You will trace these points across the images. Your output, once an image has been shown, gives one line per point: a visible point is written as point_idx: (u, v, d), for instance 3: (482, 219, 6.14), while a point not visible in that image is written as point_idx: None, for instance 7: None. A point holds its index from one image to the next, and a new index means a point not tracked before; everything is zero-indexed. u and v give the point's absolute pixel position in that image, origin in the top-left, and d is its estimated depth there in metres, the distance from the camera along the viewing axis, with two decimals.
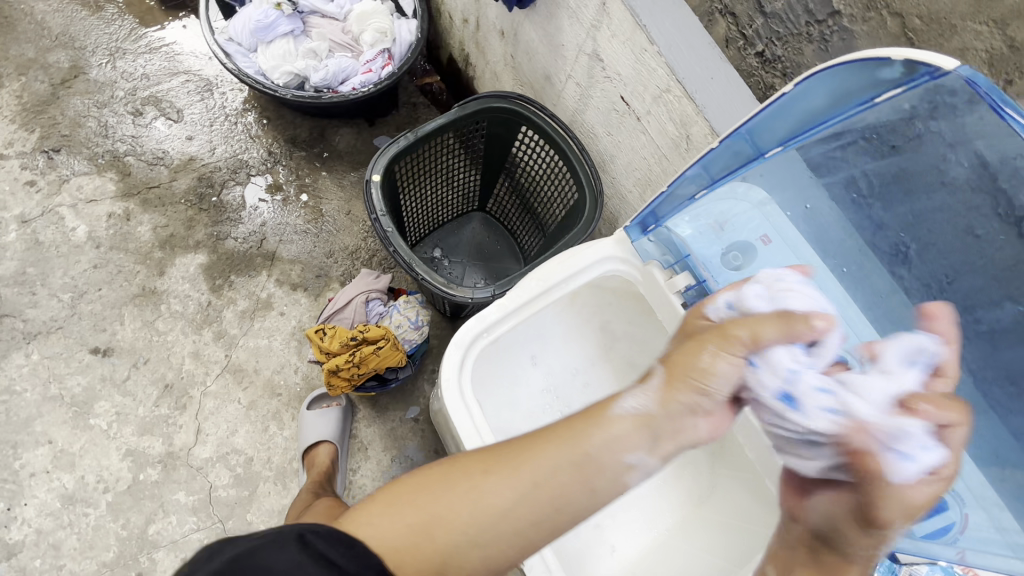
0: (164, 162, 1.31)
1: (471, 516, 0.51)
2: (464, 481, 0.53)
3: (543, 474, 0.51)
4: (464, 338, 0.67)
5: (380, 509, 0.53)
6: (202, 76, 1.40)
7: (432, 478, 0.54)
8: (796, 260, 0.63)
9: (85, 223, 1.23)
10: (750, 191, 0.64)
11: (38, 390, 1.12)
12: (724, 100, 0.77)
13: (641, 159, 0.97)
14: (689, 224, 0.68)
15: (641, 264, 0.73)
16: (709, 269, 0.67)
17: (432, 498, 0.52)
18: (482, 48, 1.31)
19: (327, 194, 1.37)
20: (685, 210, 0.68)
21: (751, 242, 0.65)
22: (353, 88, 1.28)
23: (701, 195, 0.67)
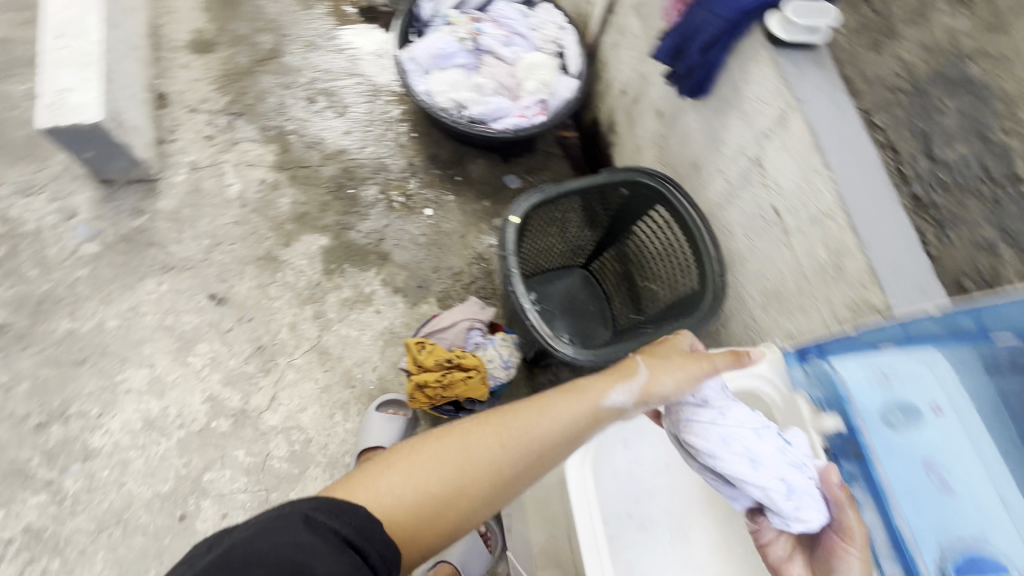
0: (320, 148, 1.44)
1: (468, 465, 0.57)
2: (466, 438, 0.58)
3: (534, 428, 0.60)
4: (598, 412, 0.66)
5: (385, 478, 0.55)
6: (374, 82, 1.54)
7: (404, 456, 0.57)
8: (966, 446, 0.58)
9: (240, 183, 1.36)
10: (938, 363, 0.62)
11: (156, 317, 1.22)
12: (889, 241, 0.77)
13: (775, 272, 0.96)
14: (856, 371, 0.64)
15: (787, 392, 0.68)
16: (867, 421, 0.61)
17: (430, 450, 0.57)
18: (632, 120, 1.36)
19: (448, 214, 1.45)
20: (860, 356, 0.64)
21: (919, 410, 0.60)
22: (505, 127, 1.35)
23: (886, 351, 0.64)
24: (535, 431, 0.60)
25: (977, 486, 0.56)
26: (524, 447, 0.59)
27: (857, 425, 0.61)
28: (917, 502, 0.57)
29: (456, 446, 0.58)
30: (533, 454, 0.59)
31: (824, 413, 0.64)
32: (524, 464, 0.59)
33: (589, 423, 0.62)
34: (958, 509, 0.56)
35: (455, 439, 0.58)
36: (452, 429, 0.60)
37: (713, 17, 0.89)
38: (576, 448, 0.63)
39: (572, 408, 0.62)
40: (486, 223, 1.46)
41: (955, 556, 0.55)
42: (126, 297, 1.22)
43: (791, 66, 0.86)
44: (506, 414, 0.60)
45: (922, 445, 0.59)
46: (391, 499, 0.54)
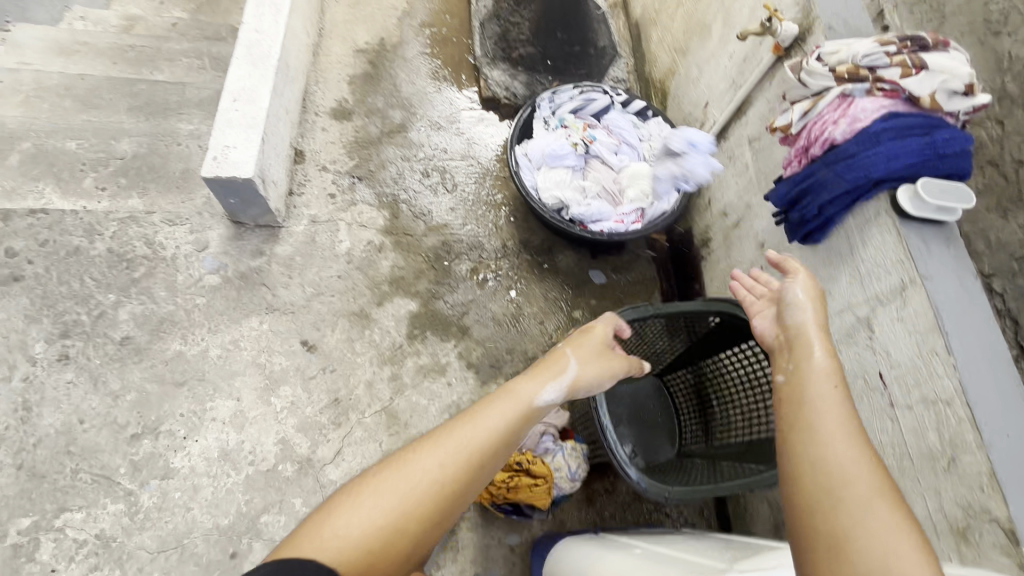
0: (425, 218, 1.55)
1: (416, 485, 0.74)
2: (407, 468, 0.75)
3: (467, 441, 0.80)
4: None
5: (349, 513, 0.70)
6: (484, 165, 1.65)
7: (369, 489, 0.73)
8: None
9: (349, 240, 1.48)
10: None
11: (252, 353, 1.31)
12: (1018, 451, 0.71)
13: (873, 440, 0.91)
14: None
15: None
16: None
17: (390, 481, 0.74)
18: (730, 243, 1.37)
19: (532, 300, 1.49)
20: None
21: None
22: (602, 230, 1.41)
23: None
24: (468, 443, 0.79)
25: None
26: (460, 457, 0.78)
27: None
28: None
29: (400, 474, 0.74)
30: (473, 461, 0.78)
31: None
32: (464, 470, 0.77)
33: (512, 431, 0.84)
34: None
35: (397, 470, 0.75)
36: (393, 463, 0.76)
37: (837, 178, 0.90)
38: (511, 447, 0.85)
39: (501, 415, 0.85)
40: (566, 314, 1.50)
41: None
42: (231, 330, 1.33)
43: (916, 240, 0.85)
44: (438, 436, 0.80)
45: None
46: (354, 532, 0.68)
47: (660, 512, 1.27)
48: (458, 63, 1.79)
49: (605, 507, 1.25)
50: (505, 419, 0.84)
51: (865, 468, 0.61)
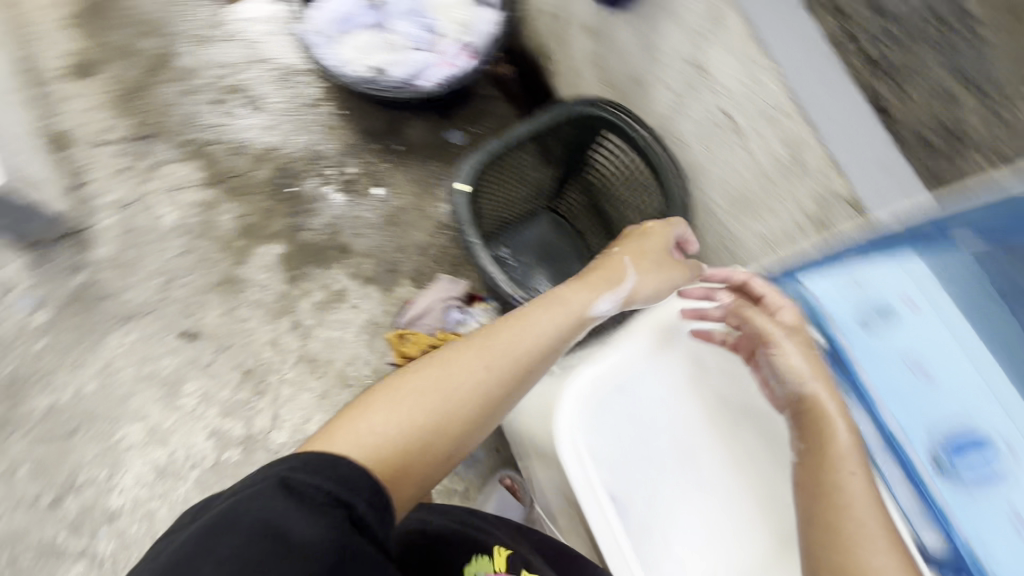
0: (245, 151, 1.35)
1: (454, 390, 0.59)
2: (444, 369, 0.60)
3: (515, 347, 0.64)
4: (577, 385, 0.71)
5: (372, 420, 0.55)
6: (282, 64, 1.41)
7: (396, 394, 0.57)
8: (947, 334, 0.61)
9: (174, 210, 1.29)
10: (911, 263, 0.64)
11: (133, 369, 1.19)
12: (844, 119, 0.72)
13: (738, 177, 0.92)
14: (826, 282, 0.68)
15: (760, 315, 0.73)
16: (845, 333, 0.65)
17: (428, 386, 0.58)
18: (564, 43, 1.26)
19: (399, 189, 1.38)
20: (827, 273, 0.69)
21: (891, 303, 0.64)
22: (433, 82, 1.25)
23: (852, 259, 0.67)
24: (513, 350, 0.64)
25: (952, 363, 0.60)
26: (504, 369, 0.62)
27: (835, 335, 0.65)
28: (903, 399, 0.61)
29: (444, 371, 0.60)
30: (514, 367, 0.63)
31: (806, 331, 0.68)
32: (500, 382, 0.62)
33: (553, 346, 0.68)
34: (942, 394, 0.60)
35: (442, 365, 0.60)
36: (434, 360, 0.62)
37: None
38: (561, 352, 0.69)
39: (549, 318, 0.69)
40: (439, 187, 1.40)
41: (943, 441, 0.59)
42: (96, 358, 1.18)
43: None
44: (486, 337, 0.65)
45: (901, 342, 0.63)
46: (379, 445, 0.53)
47: None
48: None
49: None
50: (549, 330, 0.68)
51: (874, 512, 0.53)
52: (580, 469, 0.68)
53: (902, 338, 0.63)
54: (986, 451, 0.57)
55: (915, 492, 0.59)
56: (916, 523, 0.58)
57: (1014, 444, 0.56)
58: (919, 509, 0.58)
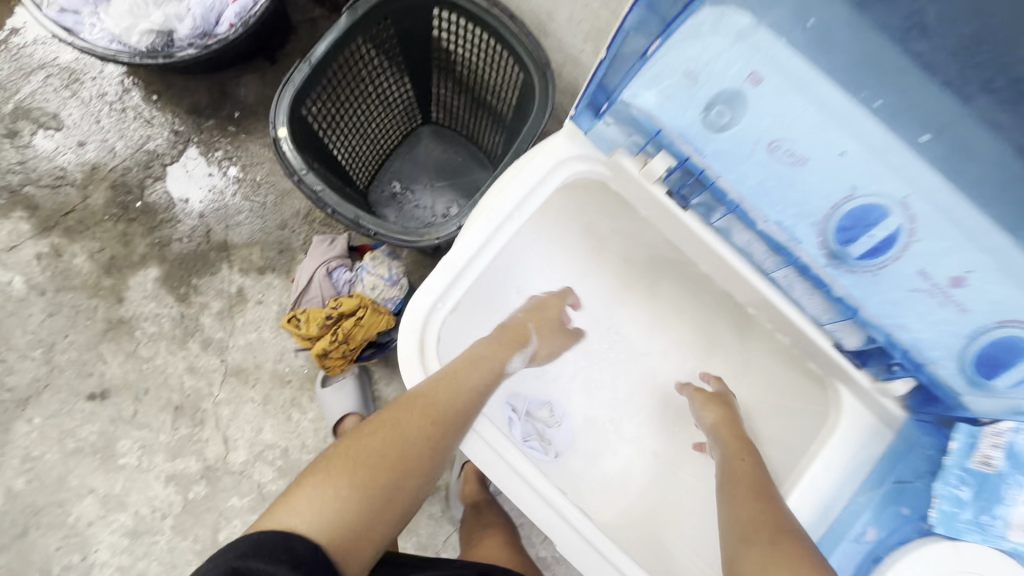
0: (67, 180, 1.16)
1: (402, 456, 0.54)
2: (393, 431, 0.55)
3: (458, 401, 0.59)
4: (411, 323, 0.60)
5: (324, 493, 0.49)
6: (62, 66, 1.18)
7: (345, 461, 0.52)
8: (800, 98, 0.50)
9: (19, 273, 1.13)
10: (725, 20, 0.48)
11: (57, 449, 1.10)
12: None
13: (584, 8, 0.78)
14: (652, 91, 0.54)
15: (607, 153, 0.63)
16: (693, 143, 0.56)
17: (379, 450, 0.54)
18: None
19: (257, 160, 1.21)
20: (637, 76, 0.53)
21: (735, 88, 0.51)
22: (231, 24, 1.06)
23: (655, 49, 0.51)
24: (453, 409, 0.58)
25: (821, 135, 0.51)
26: (448, 431, 0.58)
27: (682, 151, 0.57)
28: (771, 192, 0.56)
29: (385, 435, 0.55)
30: (457, 424, 0.58)
31: (651, 158, 0.60)
32: (446, 442, 0.58)
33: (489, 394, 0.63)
34: (811, 172, 0.53)
35: (385, 428, 0.55)
36: (374, 424, 0.56)
37: None
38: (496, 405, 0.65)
39: (484, 371, 0.64)
40: None
41: (832, 228, 0.55)
42: (13, 452, 1.09)
43: None
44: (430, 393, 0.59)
45: (754, 128, 0.53)
46: (333, 519, 0.48)
47: None
48: None
49: None
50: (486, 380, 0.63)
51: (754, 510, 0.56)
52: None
53: (756, 123, 0.53)
54: (882, 222, 0.52)
55: (818, 290, 0.61)
56: (825, 323, 0.64)
57: (909, 200, 0.49)
58: (829, 310, 0.62)
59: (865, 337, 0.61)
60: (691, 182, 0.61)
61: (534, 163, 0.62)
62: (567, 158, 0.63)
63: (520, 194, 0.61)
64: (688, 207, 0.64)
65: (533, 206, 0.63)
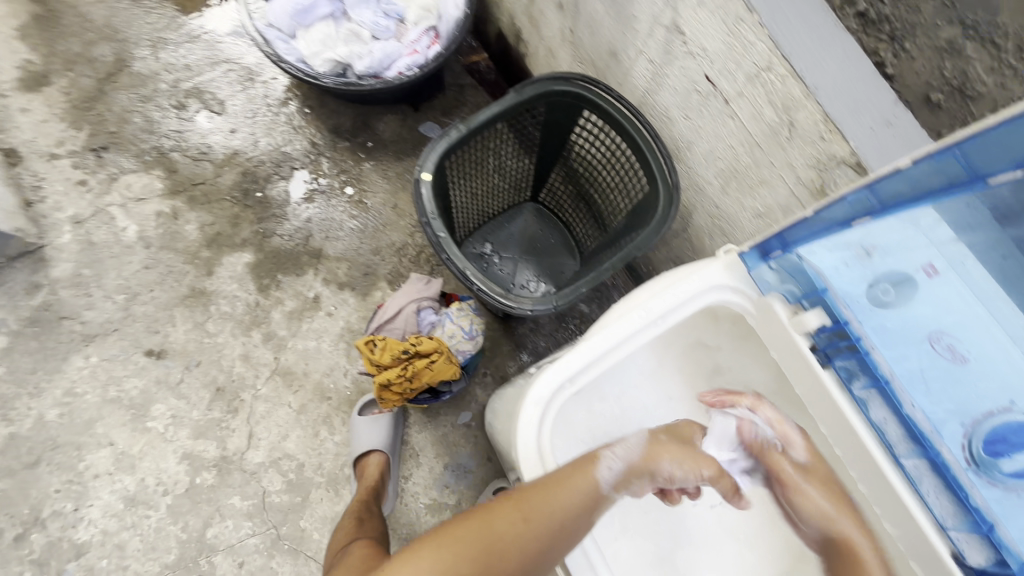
0: (208, 157, 1.28)
1: (491, 546, 0.60)
2: (487, 524, 0.61)
3: (562, 502, 0.61)
4: (539, 393, 0.63)
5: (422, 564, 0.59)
6: (243, 64, 1.35)
7: (444, 537, 0.61)
8: (976, 301, 0.55)
9: (135, 223, 1.22)
10: (937, 225, 0.55)
11: (98, 393, 1.12)
12: (861, 97, 0.63)
13: (727, 148, 0.84)
14: (828, 252, 0.60)
15: (758, 296, 0.65)
16: (853, 310, 0.58)
17: (470, 537, 0.60)
18: (536, 22, 1.19)
19: (372, 187, 1.31)
20: (827, 237, 0.60)
21: (908, 272, 0.57)
22: (400, 72, 1.19)
23: (860, 222, 0.57)
24: (550, 512, 0.60)
25: (988, 342, 0.54)
26: (546, 530, 0.60)
27: (842, 314, 0.58)
28: (930, 382, 0.55)
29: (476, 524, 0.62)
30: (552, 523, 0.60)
31: (805, 312, 0.61)
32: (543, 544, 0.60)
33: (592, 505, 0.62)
34: (974, 375, 0.54)
35: (477, 519, 0.62)
36: (476, 513, 0.63)
37: None
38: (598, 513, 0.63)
39: (589, 476, 0.62)
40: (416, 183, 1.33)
41: (981, 432, 0.53)
42: (58, 382, 1.12)
43: None
44: (524, 492, 0.62)
45: (927, 316, 0.56)
46: None
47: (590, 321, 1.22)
48: None
49: (537, 344, 1.20)
50: (593, 487, 0.62)
51: None
52: (536, 463, 0.63)
53: (940, 315, 0.56)
54: None
55: (947, 491, 0.54)
56: (947, 528, 0.54)
57: None
58: (958, 515, 0.54)
59: (993, 557, 0.51)
60: (840, 344, 0.60)
61: (687, 281, 0.66)
62: (718, 285, 0.66)
63: (671, 303, 0.65)
64: (829, 365, 0.61)
65: (671, 318, 0.66)
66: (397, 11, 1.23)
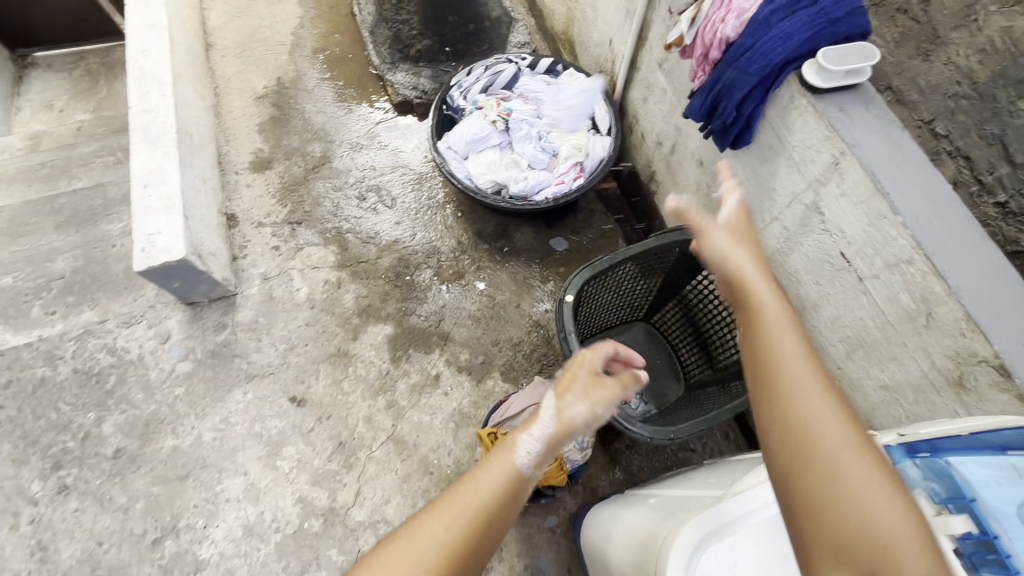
0: (374, 240, 1.53)
1: (424, 560, 0.61)
2: (412, 541, 0.62)
3: (486, 492, 0.68)
4: (691, 537, 0.63)
5: None
6: (416, 171, 1.63)
7: (369, 573, 0.60)
8: None
9: (307, 286, 1.46)
10: None
11: (246, 425, 1.30)
12: (1001, 304, 0.69)
13: (856, 319, 0.89)
14: (980, 465, 0.52)
15: None
16: (1006, 526, 0.48)
17: (405, 560, 0.60)
18: (673, 170, 1.35)
19: (501, 285, 1.48)
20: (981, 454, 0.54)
21: None
22: (547, 197, 1.38)
23: (1021, 456, 0.52)
24: (474, 506, 0.66)
25: None
26: (476, 521, 0.65)
27: (990, 524, 0.48)
28: None
29: (407, 545, 0.62)
30: (476, 505, 0.66)
31: (947, 514, 0.51)
32: (469, 541, 0.64)
33: (514, 488, 0.70)
34: None
35: (405, 535, 0.64)
36: (395, 538, 0.64)
37: (741, 75, 0.89)
38: (517, 499, 0.70)
39: (503, 462, 0.72)
40: (539, 289, 1.48)
41: None
42: (218, 410, 1.31)
43: (837, 112, 0.84)
44: (447, 499, 0.67)
45: None
46: None
47: (686, 450, 1.25)
48: (360, 83, 1.79)
49: (631, 462, 1.24)
50: (512, 471, 0.71)
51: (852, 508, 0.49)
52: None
53: None
54: None
55: None
56: None
57: None
58: None
59: None
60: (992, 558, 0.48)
61: None
62: None
63: None
64: None
65: None
66: (552, 147, 1.46)
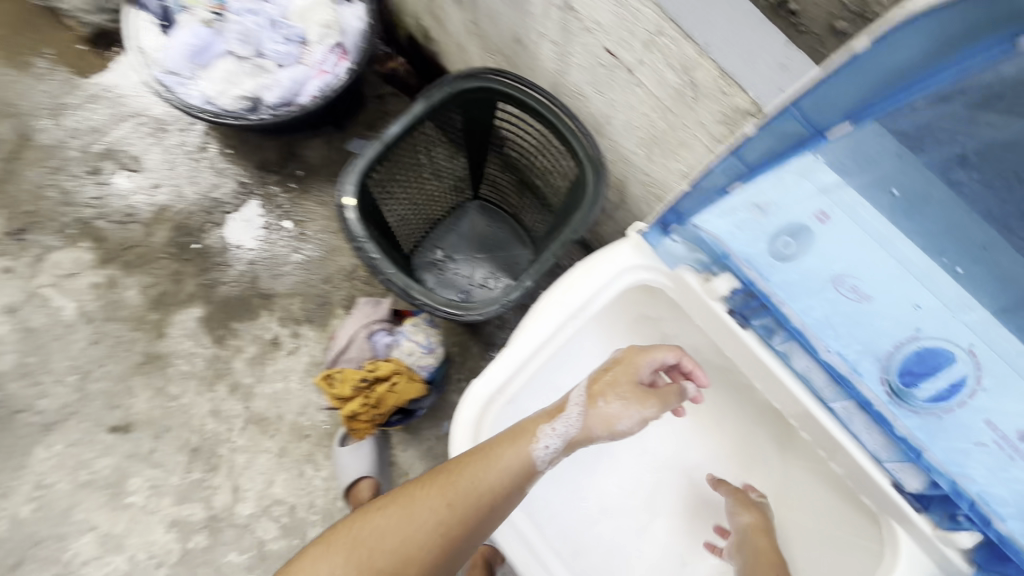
0: (135, 218, 1.24)
1: (412, 535, 0.60)
2: (406, 508, 0.61)
3: (485, 482, 0.60)
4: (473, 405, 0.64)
5: (355, 540, 0.61)
6: (152, 116, 1.30)
7: (375, 523, 0.61)
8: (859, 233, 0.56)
9: (72, 299, 1.18)
10: (812, 170, 0.56)
11: (69, 479, 1.09)
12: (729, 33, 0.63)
13: (642, 116, 0.84)
14: (719, 218, 0.59)
15: (670, 269, 0.65)
16: (756, 268, 0.58)
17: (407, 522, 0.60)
18: (440, 19, 1.17)
19: (311, 215, 1.28)
20: (713, 205, 0.60)
21: (802, 223, 0.57)
22: (311, 96, 1.16)
23: (737, 188, 0.58)
24: (478, 489, 0.60)
25: (885, 278, 0.56)
26: (469, 511, 0.60)
27: (747, 277, 0.58)
28: (840, 326, 0.57)
29: (401, 510, 0.61)
30: (479, 512, 0.60)
31: (715, 277, 0.62)
32: (467, 528, 0.60)
33: (515, 486, 0.61)
34: (874, 310, 0.56)
35: (399, 502, 0.62)
36: (397, 496, 0.63)
37: None
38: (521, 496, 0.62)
39: (515, 451, 0.61)
40: None
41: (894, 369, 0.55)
42: (25, 478, 1.09)
43: None
44: (453, 471, 0.62)
45: (820, 264, 0.57)
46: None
47: None
48: (24, 22, 1.32)
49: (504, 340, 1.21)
50: (518, 464, 0.61)
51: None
52: None
53: (829, 262, 0.57)
54: (948, 368, 0.53)
55: (876, 427, 0.56)
56: (883, 461, 0.57)
57: (976, 348, 0.53)
58: (888, 447, 0.56)
59: (927, 480, 0.54)
60: (754, 304, 0.60)
61: (599, 267, 0.66)
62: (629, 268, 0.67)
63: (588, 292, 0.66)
64: (748, 324, 0.62)
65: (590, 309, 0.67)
66: (297, 34, 1.17)
